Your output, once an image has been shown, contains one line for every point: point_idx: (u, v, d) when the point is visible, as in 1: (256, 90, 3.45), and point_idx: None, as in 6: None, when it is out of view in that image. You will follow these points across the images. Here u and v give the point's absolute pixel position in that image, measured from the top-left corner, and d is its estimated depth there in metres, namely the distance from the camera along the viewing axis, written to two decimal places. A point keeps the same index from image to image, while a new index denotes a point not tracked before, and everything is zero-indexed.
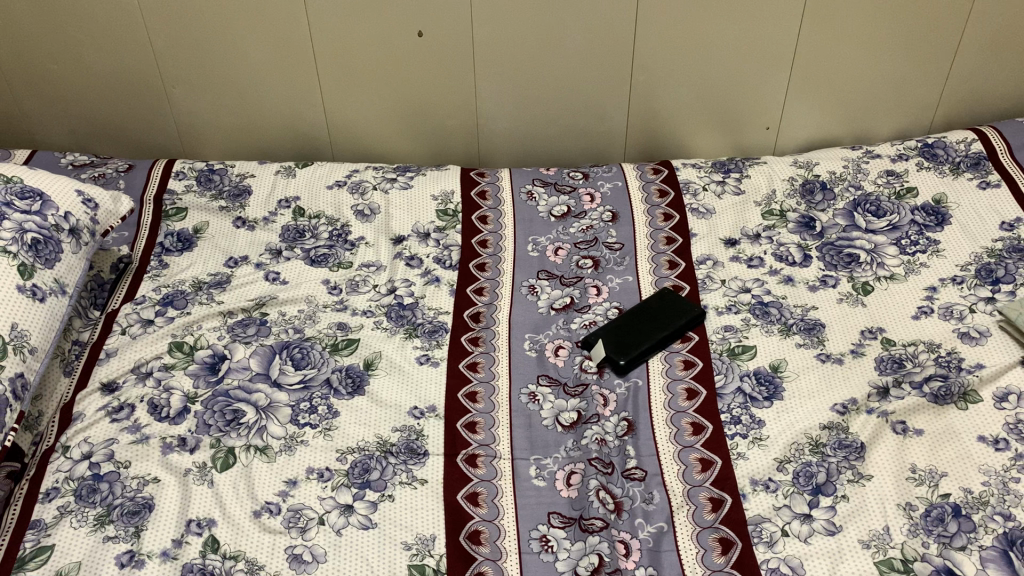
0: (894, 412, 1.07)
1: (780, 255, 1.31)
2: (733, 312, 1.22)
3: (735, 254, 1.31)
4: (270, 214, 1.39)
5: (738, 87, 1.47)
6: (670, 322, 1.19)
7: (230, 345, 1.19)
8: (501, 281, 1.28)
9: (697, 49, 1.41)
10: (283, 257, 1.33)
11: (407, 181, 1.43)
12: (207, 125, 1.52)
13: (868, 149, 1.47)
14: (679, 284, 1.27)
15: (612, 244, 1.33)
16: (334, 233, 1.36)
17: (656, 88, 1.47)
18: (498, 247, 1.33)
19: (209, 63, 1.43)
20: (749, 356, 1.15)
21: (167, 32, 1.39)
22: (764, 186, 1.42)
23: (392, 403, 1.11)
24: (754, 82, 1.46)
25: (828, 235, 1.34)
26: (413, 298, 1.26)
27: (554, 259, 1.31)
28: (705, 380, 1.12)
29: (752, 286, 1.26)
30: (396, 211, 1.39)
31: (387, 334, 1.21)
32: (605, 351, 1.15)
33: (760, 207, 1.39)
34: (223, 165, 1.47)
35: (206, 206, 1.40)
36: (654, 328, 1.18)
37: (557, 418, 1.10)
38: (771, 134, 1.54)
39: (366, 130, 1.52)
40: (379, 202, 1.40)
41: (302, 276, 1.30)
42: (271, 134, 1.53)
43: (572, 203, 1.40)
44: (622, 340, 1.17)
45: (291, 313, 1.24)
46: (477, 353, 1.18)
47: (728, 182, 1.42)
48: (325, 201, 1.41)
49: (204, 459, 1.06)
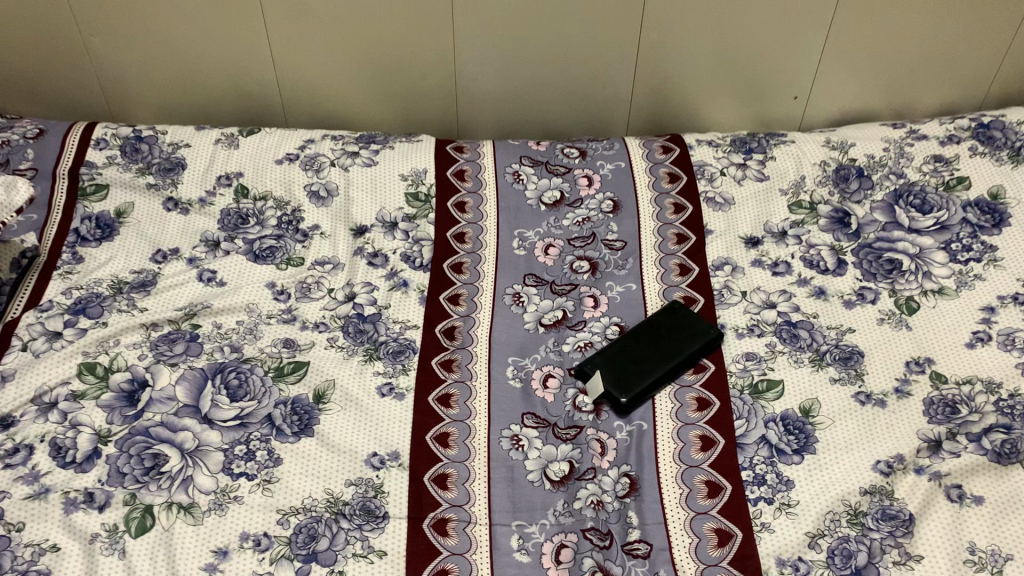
0: (949, 473, 0.89)
1: (811, 261, 1.11)
2: (756, 335, 1.02)
3: (758, 258, 1.11)
4: (207, 194, 1.17)
5: (762, 50, 1.24)
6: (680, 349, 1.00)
7: (153, 367, 0.99)
8: (480, 287, 1.08)
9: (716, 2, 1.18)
10: (221, 251, 1.12)
11: (370, 156, 1.21)
12: (136, 81, 1.28)
13: (912, 127, 1.26)
14: (692, 296, 1.07)
15: (613, 243, 1.13)
16: (283, 219, 1.15)
17: (667, 48, 1.24)
18: (478, 244, 1.13)
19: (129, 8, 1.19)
20: (775, 394, 0.97)
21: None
22: (792, 172, 1.21)
23: (346, 449, 0.92)
24: (782, 43, 1.23)
25: (866, 235, 1.14)
26: (374, 307, 1.06)
27: (544, 260, 1.11)
28: (722, 425, 0.94)
29: (778, 299, 1.07)
30: (357, 194, 1.18)
31: (344, 355, 1.01)
32: (604, 387, 0.96)
33: (787, 196, 1.18)
34: (153, 130, 1.23)
35: (131, 183, 1.17)
36: (661, 357, 0.99)
37: (545, 471, 0.91)
38: (799, 104, 1.32)
39: (324, 89, 1.29)
40: (338, 182, 1.18)
41: (243, 276, 1.09)
42: (213, 92, 1.29)
43: (565, 188, 1.19)
44: (625, 373, 0.98)
45: (228, 326, 1.03)
46: (450, 382, 0.99)
47: (750, 167, 1.21)
48: (273, 179, 1.19)
49: (116, 521, 0.87)
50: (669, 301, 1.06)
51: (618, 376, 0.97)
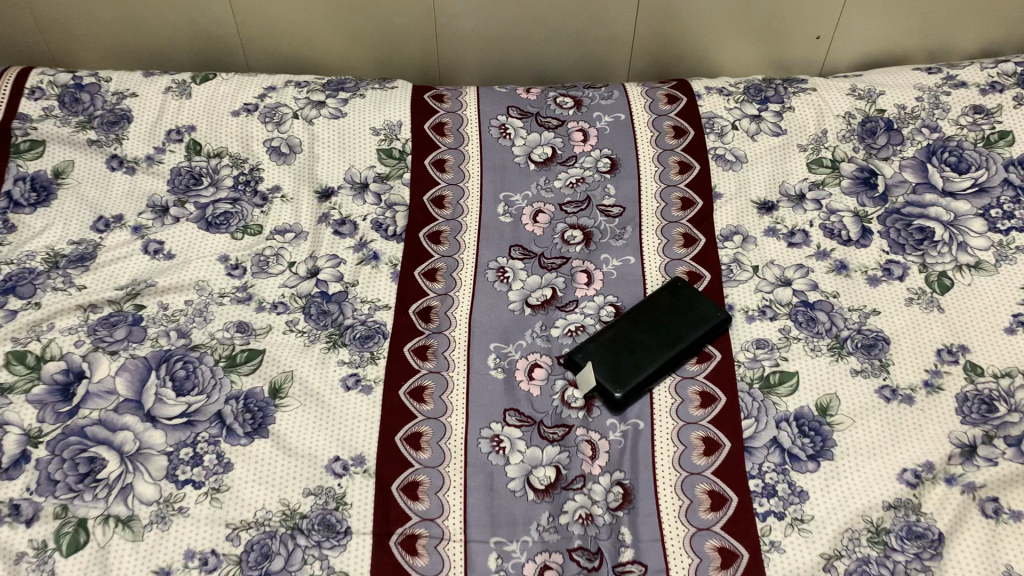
0: (984, 484, 0.79)
1: (832, 230, 0.99)
2: (768, 318, 0.91)
3: (772, 226, 0.99)
4: (156, 151, 1.05)
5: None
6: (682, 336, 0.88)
7: (90, 356, 0.88)
8: (460, 260, 0.97)
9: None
10: (170, 217, 1.00)
11: (338, 107, 1.08)
12: (76, 20, 1.14)
13: (949, 72, 1.12)
14: (697, 271, 0.95)
15: (610, 209, 1.00)
16: (240, 179, 1.03)
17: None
18: (459, 209, 1.01)
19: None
20: (789, 388, 0.86)
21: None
22: (812, 125, 1.08)
23: (305, 453, 0.82)
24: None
25: (893, 199, 1.02)
26: (340, 285, 0.94)
27: (532, 229, 0.99)
28: (728, 425, 0.83)
29: (794, 275, 0.95)
30: (324, 151, 1.05)
31: (305, 342, 0.90)
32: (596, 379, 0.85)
33: (806, 153, 1.06)
34: (95, 77, 1.10)
35: (69, 139, 1.05)
36: (661, 345, 0.88)
37: (528, 479, 0.81)
38: (822, 44, 1.17)
39: (288, 28, 1.15)
40: (302, 136, 1.06)
41: (194, 247, 0.97)
42: (164, 31, 1.15)
43: (557, 144, 1.06)
44: (620, 363, 0.86)
45: (176, 307, 0.92)
46: (424, 372, 0.88)
47: (766, 119, 1.08)
48: (228, 133, 1.07)
49: (45, 537, 0.77)
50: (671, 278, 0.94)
51: (612, 368, 0.86)
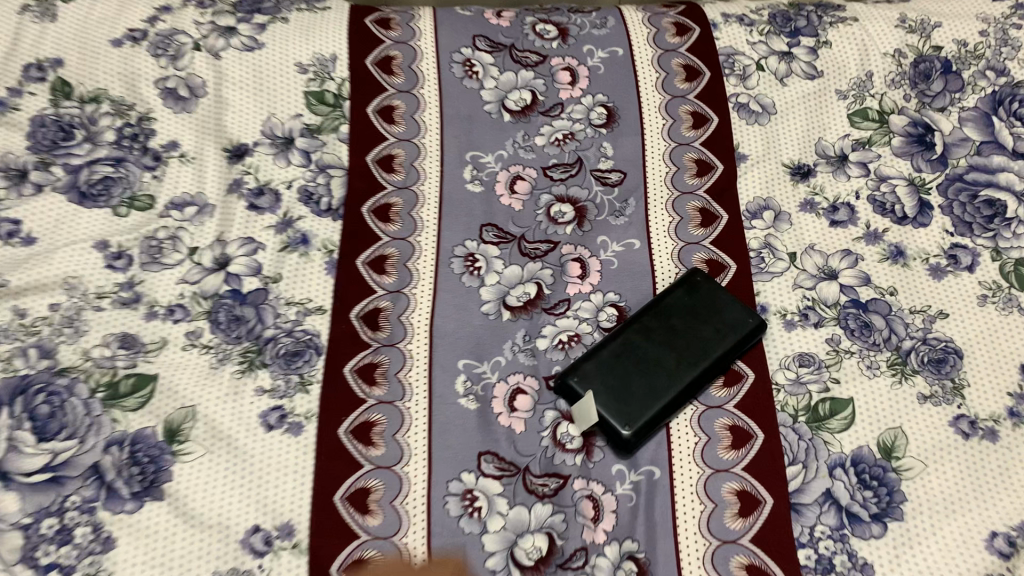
0: None
1: (883, 204, 0.79)
2: (812, 326, 0.71)
3: (810, 197, 0.79)
4: (12, 92, 0.79)
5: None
6: (708, 353, 0.68)
7: None
8: (417, 245, 0.75)
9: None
10: (30, 185, 0.75)
11: (253, 35, 0.85)
12: None
13: None
14: (718, 260, 0.75)
15: (606, 175, 0.80)
16: (125, 132, 0.79)
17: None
18: (413, 174, 0.79)
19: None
20: (843, 423, 0.67)
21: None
22: (854, 66, 0.87)
23: (215, 522, 0.61)
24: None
25: (954, 162, 0.82)
26: (258, 280, 0.72)
27: (508, 202, 0.78)
28: (768, 474, 0.65)
29: (840, 265, 0.75)
30: (234, 94, 0.82)
31: (212, 362, 0.68)
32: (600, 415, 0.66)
33: (848, 102, 0.85)
34: None
35: None
36: (682, 366, 0.68)
37: (513, 554, 0.61)
38: None
39: None
40: (205, 74, 0.82)
41: (62, 227, 0.73)
42: None
43: (539, 88, 0.85)
44: (630, 392, 0.67)
45: (37, 313, 0.68)
46: (371, 403, 0.67)
47: (798, 58, 0.87)
48: (107, 69, 0.81)
49: None
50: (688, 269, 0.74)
51: (621, 399, 0.66)
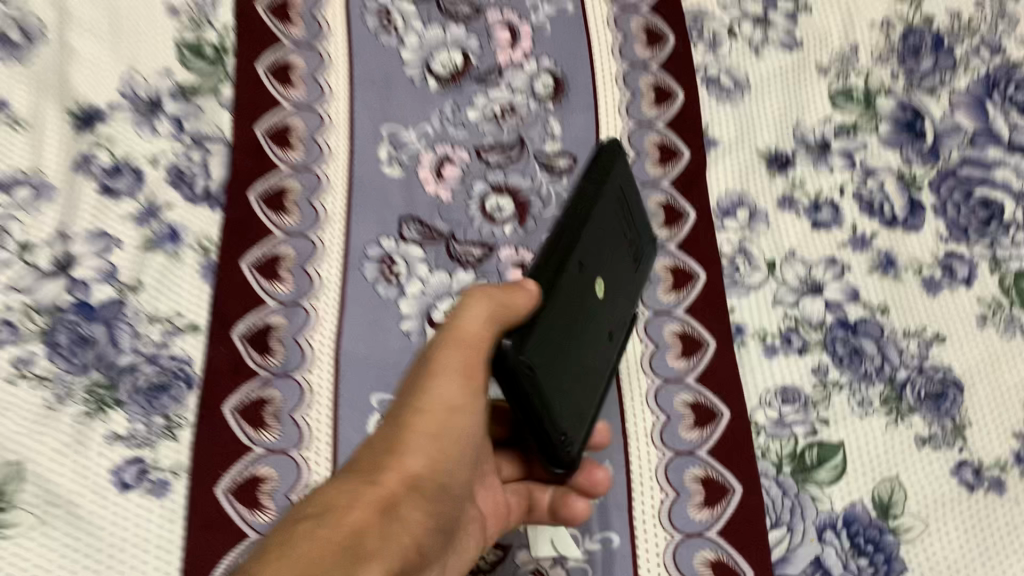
0: None
1: (871, 203, 0.68)
2: (796, 351, 0.60)
3: (789, 193, 0.67)
4: None
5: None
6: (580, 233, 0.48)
7: None
8: (319, 244, 0.60)
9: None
10: None
11: None
12: None
13: None
14: (686, 269, 0.63)
15: (554, 161, 0.66)
16: None
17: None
18: (317, 150, 0.64)
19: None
20: (833, 472, 0.56)
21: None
22: (836, 37, 0.75)
23: None
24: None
25: (946, 155, 0.71)
26: (111, 288, 0.56)
27: (433, 190, 0.64)
28: (750, 540, 0.54)
29: (825, 277, 0.64)
30: (83, 43, 0.64)
31: (47, 400, 0.51)
32: (557, 437, 0.48)
33: (830, 79, 0.73)
34: None
35: None
36: (565, 246, 0.47)
37: None
38: None
39: None
40: (45, 16, 0.63)
41: None
42: None
43: (472, 47, 0.71)
44: (564, 385, 0.48)
45: None
46: (258, 453, 0.53)
47: (775, 26, 0.74)
48: None
49: None
50: (649, 254, 0.59)
51: (560, 397, 0.47)
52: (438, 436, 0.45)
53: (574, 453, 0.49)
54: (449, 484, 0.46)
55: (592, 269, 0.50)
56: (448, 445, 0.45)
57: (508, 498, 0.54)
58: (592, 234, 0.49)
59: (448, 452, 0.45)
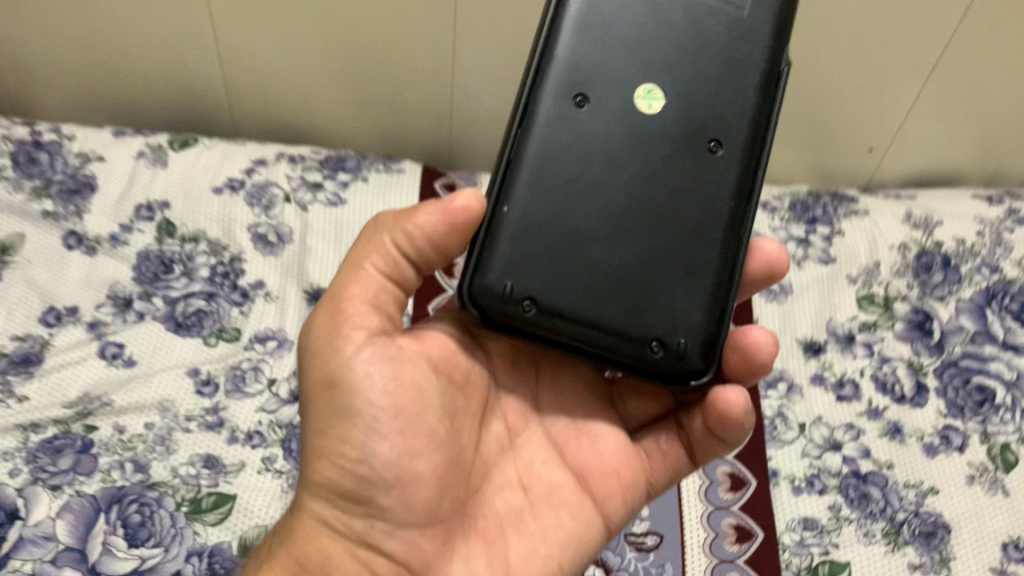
0: None
1: (885, 382, 0.89)
2: (818, 492, 0.80)
3: (820, 372, 0.89)
4: (122, 230, 0.93)
5: (860, 51, 0.95)
6: (526, 155, 0.56)
7: (27, 490, 0.74)
8: None
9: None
10: (133, 315, 0.87)
11: (336, 192, 0.97)
12: (36, 57, 1.03)
13: (1012, 204, 1.02)
14: None
15: None
16: (216, 271, 0.91)
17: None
18: None
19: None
20: None
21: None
22: (864, 255, 0.97)
23: None
24: (902, 24, 0.92)
25: (950, 349, 0.91)
26: None
27: None
28: None
29: (844, 437, 0.84)
30: (317, 244, 0.93)
31: (282, 486, 0.78)
32: (649, 347, 0.56)
33: (857, 287, 0.95)
34: (56, 134, 0.97)
35: (21, 208, 0.92)
36: (551, 196, 0.56)
37: None
38: (874, 158, 1.08)
39: (283, 89, 1.03)
40: (293, 225, 0.94)
41: (159, 355, 0.85)
42: (139, 76, 1.04)
43: None
44: (636, 302, 0.56)
45: (133, 432, 0.79)
46: None
47: (814, 244, 0.98)
48: (207, 213, 0.94)
49: None
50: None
51: (642, 296, 0.56)
52: (334, 388, 0.57)
53: (701, 289, 0.57)
54: (429, 412, 0.58)
55: (570, 119, 0.57)
56: (410, 405, 0.57)
57: (614, 454, 0.63)
58: (572, 144, 0.56)
59: (417, 393, 0.58)
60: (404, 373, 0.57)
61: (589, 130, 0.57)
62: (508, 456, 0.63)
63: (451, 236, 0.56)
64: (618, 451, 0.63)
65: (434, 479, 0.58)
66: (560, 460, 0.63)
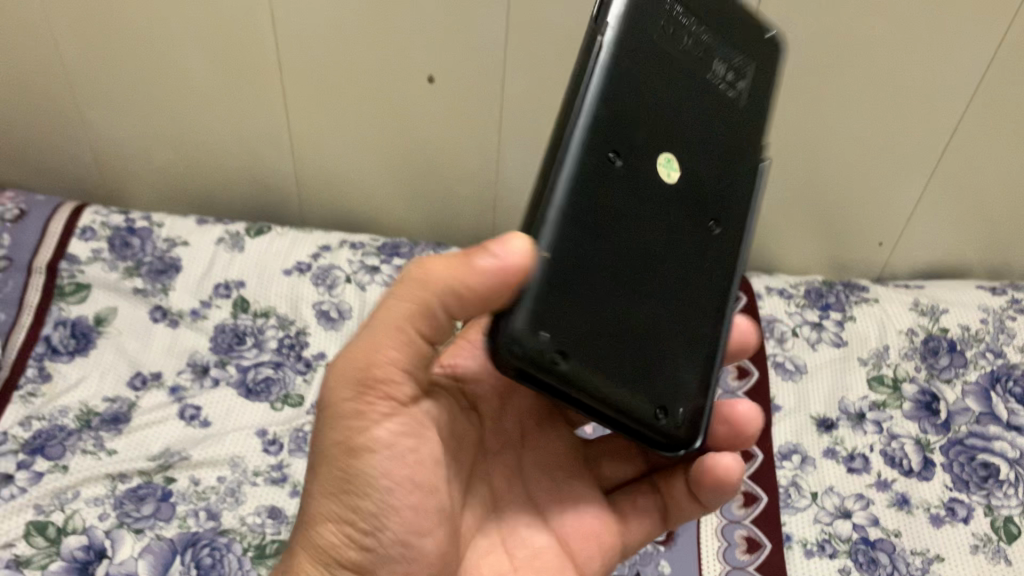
0: None
1: (894, 457, 0.95)
2: (828, 555, 0.87)
3: (832, 446, 0.96)
4: (202, 306, 1.04)
5: (865, 152, 1.05)
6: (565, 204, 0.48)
7: (114, 532, 0.83)
8: None
9: (832, 94, 0.99)
10: (209, 381, 0.98)
11: (393, 274, 1.08)
12: (134, 157, 1.17)
13: (1015, 296, 1.10)
14: (753, 492, 0.91)
15: None
16: (284, 343, 1.02)
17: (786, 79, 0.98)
18: None
19: (138, 65, 1.06)
20: None
21: (72, 27, 1.03)
22: (874, 339, 1.05)
23: None
24: (901, 129, 1.02)
25: (955, 427, 0.97)
26: None
27: None
28: None
29: (854, 506, 0.91)
30: None
31: None
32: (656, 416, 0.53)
33: (867, 368, 1.03)
34: (148, 221, 1.11)
35: (117, 285, 1.05)
36: (581, 246, 0.49)
37: None
38: (884, 252, 1.17)
39: (347, 185, 1.16)
40: (353, 303, 1.05)
41: (232, 416, 0.95)
42: (221, 175, 1.18)
43: None
44: (637, 369, 0.52)
45: (206, 484, 0.88)
46: None
47: (827, 328, 1.07)
48: (277, 292, 1.06)
49: None
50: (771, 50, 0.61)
51: (649, 366, 0.53)
52: (352, 457, 0.53)
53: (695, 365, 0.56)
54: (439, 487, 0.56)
55: (606, 173, 0.50)
56: (428, 478, 0.55)
57: (593, 519, 0.65)
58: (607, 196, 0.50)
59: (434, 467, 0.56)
60: (421, 447, 0.55)
61: (622, 187, 0.51)
62: (490, 522, 0.63)
63: (474, 310, 0.48)
64: (597, 517, 0.65)
65: (435, 556, 0.56)
66: (545, 526, 0.64)
